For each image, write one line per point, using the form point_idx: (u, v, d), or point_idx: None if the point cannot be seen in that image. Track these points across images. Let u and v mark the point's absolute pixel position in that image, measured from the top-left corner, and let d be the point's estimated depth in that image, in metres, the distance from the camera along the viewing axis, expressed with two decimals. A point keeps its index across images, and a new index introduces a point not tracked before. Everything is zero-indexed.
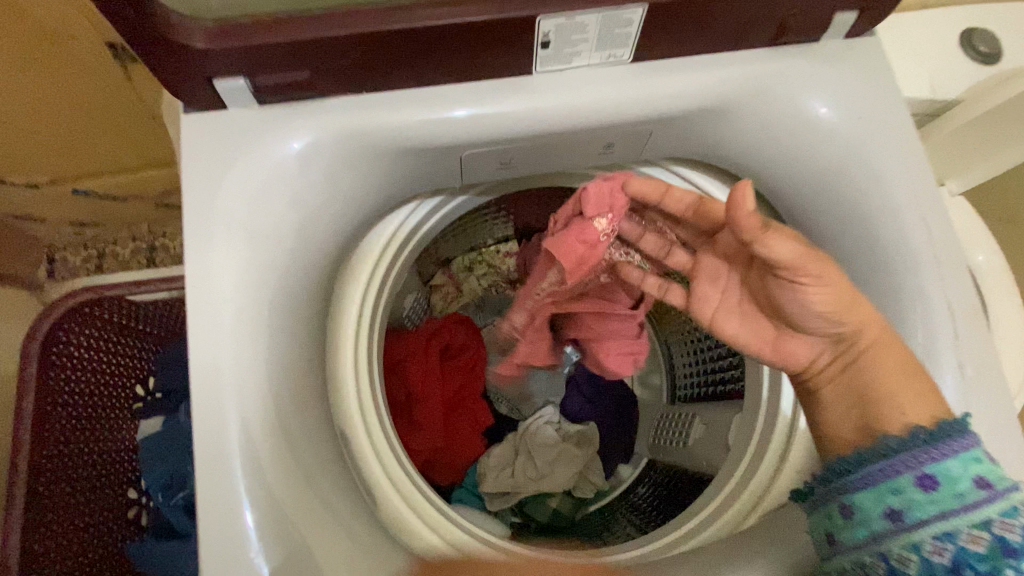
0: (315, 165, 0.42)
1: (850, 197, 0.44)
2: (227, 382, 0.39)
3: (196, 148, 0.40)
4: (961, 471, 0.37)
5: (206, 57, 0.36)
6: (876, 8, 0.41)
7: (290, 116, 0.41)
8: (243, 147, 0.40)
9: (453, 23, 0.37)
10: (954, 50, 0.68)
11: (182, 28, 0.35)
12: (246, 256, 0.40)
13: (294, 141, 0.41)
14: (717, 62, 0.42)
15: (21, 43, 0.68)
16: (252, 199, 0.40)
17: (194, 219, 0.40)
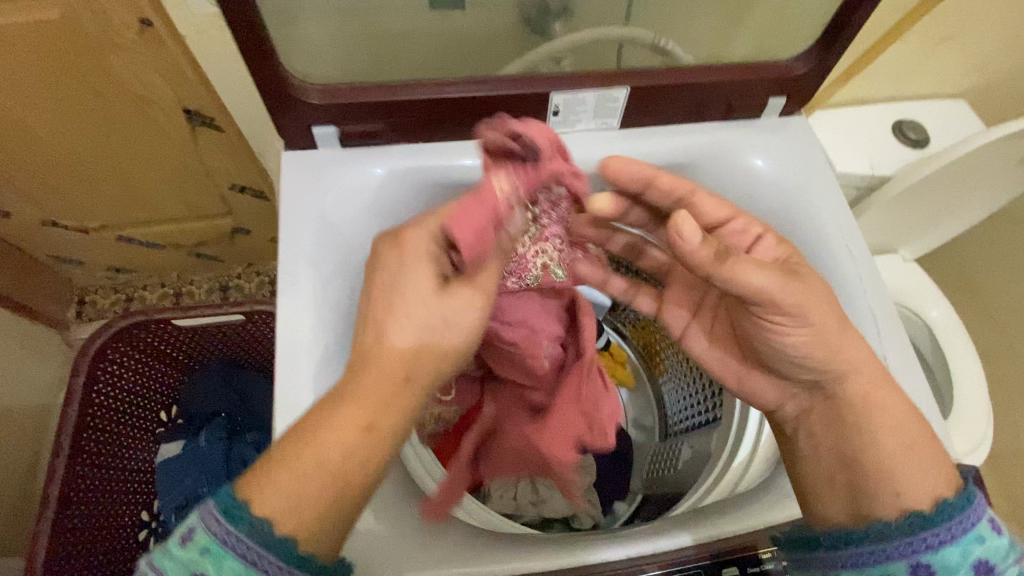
0: (388, 187, 0.53)
1: (786, 231, 0.53)
2: (306, 353, 0.46)
3: (288, 178, 0.51)
4: (959, 560, 0.36)
5: (316, 109, 0.48)
6: (803, 94, 0.54)
7: (369, 151, 0.53)
8: (332, 171, 0.52)
9: (491, 94, 0.49)
10: (884, 136, 0.83)
11: (300, 88, 0.47)
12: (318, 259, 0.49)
13: (374, 168, 0.52)
14: (685, 129, 0.54)
15: (114, 104, 0.82)
16: (337, 209, 0.51)
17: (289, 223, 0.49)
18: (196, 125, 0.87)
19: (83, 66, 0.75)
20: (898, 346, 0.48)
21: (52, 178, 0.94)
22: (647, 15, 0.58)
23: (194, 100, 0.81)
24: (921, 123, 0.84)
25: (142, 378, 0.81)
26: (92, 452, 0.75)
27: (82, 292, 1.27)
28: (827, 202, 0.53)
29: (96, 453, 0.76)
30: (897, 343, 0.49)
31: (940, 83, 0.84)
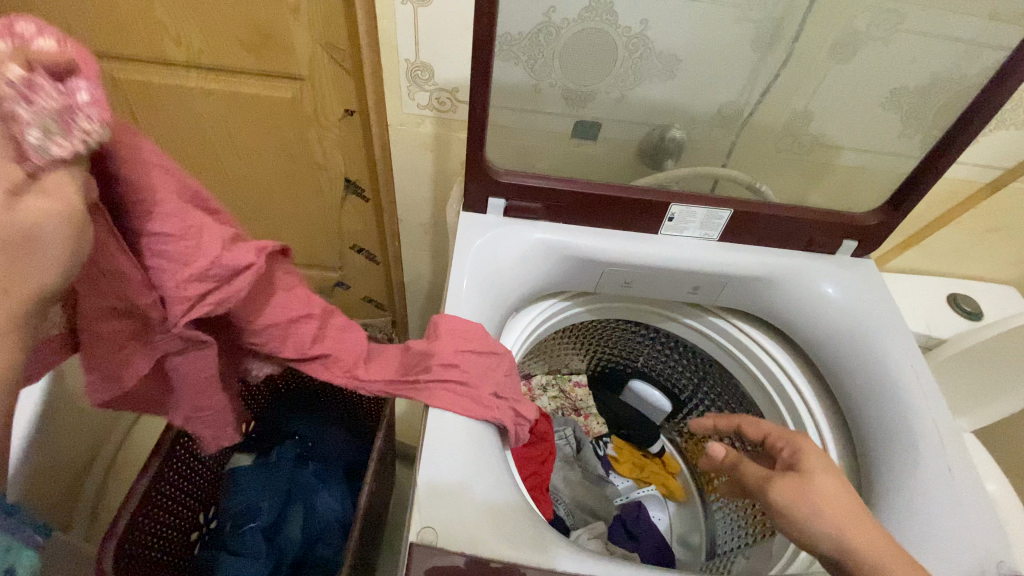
0: (545, 259, 0.61)
1: (854, 351, 0.59)
2: (433, 448, 0.46)
3: (457, 235, 0.59)
4: None
5: (497, 184, 0.60)
6: (873, 240, 0.65)
7: (526, 223, 0.61)
8: (506, 232, 0.60)
9: (627, 196, 0.60)
10: (944, 306, 0.91)
11: (493, 168, 0.59)
12: (476, 302, 0.55)
13: (539, 233, 0.61)
14: (772, 251, 0.64)
15: (294, 160, 1.02)
16: (516, 269, 0.59)
17: (455, 276, 0.56)
18: (348, 193, 1.07)
19: (286, 124, 0.96)
20: (964, 463, 0.50)
21: None
22: (741, 165, 0.74)
23: (356, 172, 1.02)
24: (973, 298, 0.92)
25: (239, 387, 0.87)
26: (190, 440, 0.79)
27: None
28: (889, 330, 0.59)
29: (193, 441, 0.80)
30: (962, 459, 0.50)
31: (989, 268, 0.95)
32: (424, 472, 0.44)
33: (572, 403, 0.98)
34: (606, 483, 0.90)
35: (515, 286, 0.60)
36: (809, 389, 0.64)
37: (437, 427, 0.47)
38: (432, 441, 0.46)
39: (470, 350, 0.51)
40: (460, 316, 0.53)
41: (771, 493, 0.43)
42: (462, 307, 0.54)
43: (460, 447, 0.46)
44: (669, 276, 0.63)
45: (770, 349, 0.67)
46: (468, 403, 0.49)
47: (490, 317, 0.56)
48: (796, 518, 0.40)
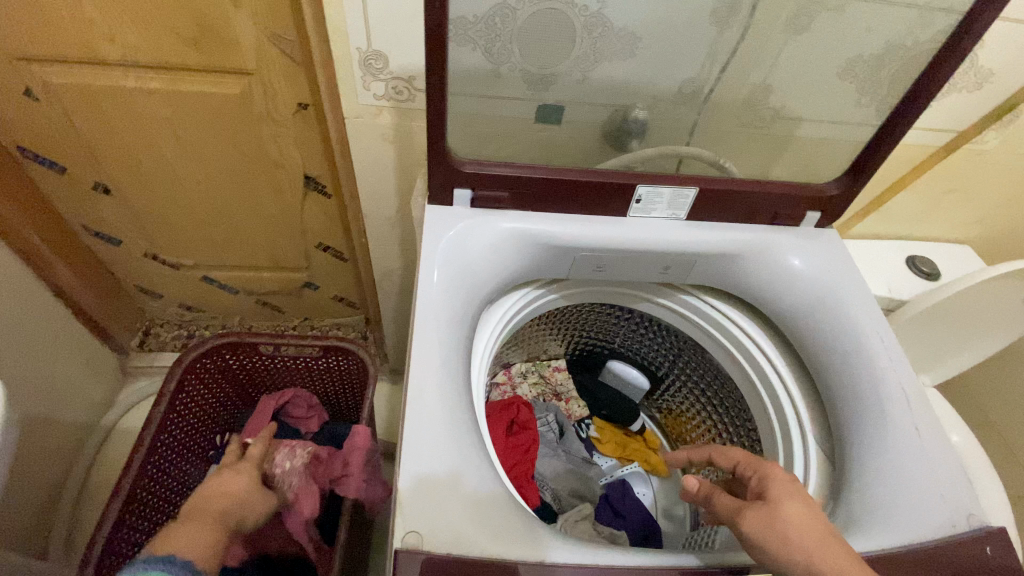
0: (512, 244, 0.59)
1: (825, 318, 0.60)
2: (413, 445, 0.44)
3: (425, 229, 0.57)
4: None
5: (461, 175, 0.57)
6: (835, 210, 0.65)
7: (492, 213, 0.60)
8: (472, 222, 0.58)
9: (594, 179, 0.59)
10: (904, 268, 0.94)
11: (456, 158, 0.57)
12: (445, 296, 0.54)
13: (504, 223, 0.59)
14: (740, 226, 0.65)
15: (250, 160, 0.98)
16: (485, 260, 0.58)
17: (425, 272, 0.54)
18: (308, 190, 1.04)
19: (236, 123, 0.92)
20: (929, 419, 0.52)
21: (166, 210, 1.08)
22: (705, 142, 0.74)
23: (315, 168, 0.99)
24: (931, 259, 0.96)
25: (211, 396, 0.86)
26: (161, 457, 0.76)
27: (149, 323, 1.35)
28: (853, 299, 0.60)
29: (165, 459, 0.77)
30: (926, 416, 0.52)
31: (946, 229, 0.98)
32: (406, 473, 0.43)
33: (553, 389, 0.98)
34: (590, 465, 0.90)
35: (487, 277, 0.58)
36: (781, 359, 0.65)
37: (417, 426, 0.45)
38: (412, 441, 0.45)
39: (438, 346, 0.50)
40: (433, 311, 0.52)
41: (743, 525, 0.43)
42: (435, 301, 0.53)
43: (442, 442, 0.45)
44: (639, 261, 0.64)
45: (741, 322, 0.68)
46: (445, 400, 0.47)
47: (465, 310, 0.55)
48: (765, 547, 0.41)
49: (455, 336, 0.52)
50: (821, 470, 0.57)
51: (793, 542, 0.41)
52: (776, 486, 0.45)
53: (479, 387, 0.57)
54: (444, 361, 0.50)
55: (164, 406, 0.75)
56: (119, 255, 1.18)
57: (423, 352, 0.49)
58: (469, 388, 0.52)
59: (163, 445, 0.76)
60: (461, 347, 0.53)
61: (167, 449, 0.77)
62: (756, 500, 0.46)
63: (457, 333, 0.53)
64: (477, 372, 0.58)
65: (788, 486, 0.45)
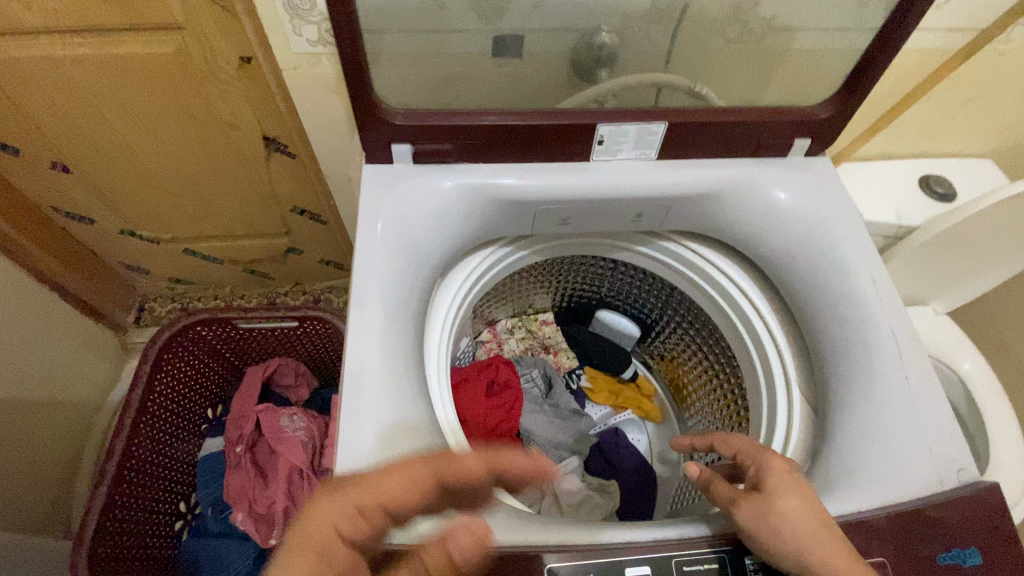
0: (460, 200, 0.53)
1: (813, 259, 0.55)
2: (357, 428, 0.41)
3: (363, 190, 0.51)
4: None
5: (396, 130, 0.50)
6: (826, 136, 0.58)
7: (438, 168, 0.53)
8: (414, 179, 0.52)
9: (549, 123, 0.52)
10: (916, 190, 0.85)
11: (387, 110, 0.50)
12: (389, 262, 0.49)
13: (446, 180, 0.53)
14: (719, 163, 0.58)
15: (207, 124, 0.92)
16: (433, 220, 0.52)
17: (364, 238, 0.49)
18: (271, 152, 0.98)
19: (181, 84, 0.85)
20: (921, 366, 0.48)
21: (132, 184, 1.04)
22: (685, 64, 0.65)
23: (274, 128, 0.93)
24: (946, 178, 0.87)
25: (193, 374, 0.85)
26: (147, 438, 0.76)
27: (142, 299, 1.35)
28: (843, 238, 0.55)
29: (151, 437, 0.77)
30: (918, 363, 0.48)
31: (966, 142, 0.88)
32: (342, 461, 0.40)
33: (540, 342, 0.96)
34: (580, 416, 0.88)
35: (438, 240, 0.52)
36: (767, 305, 0.61)
37: (354, 409, 0.42)
38: (349, 426, 0.41)
39: (380, 321, 0.46)
40: (374, 281, 0.47)
41: (735, 514, 0.42)
42: (377, 269, 0.48)
43: (386, 423, 0.42)
44: (610, 208, 0.58)
45: (725, 268, 0.63)
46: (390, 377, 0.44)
47: (415, 278, 0.50)
48: (760, 541, 0.40)
49: (404, 307, 0.48)
50: (804, 422, 0.54)
51: (785, 535, 0.39)
52: (782, 481, 0.42)
53: (438, 357, 0.55)
54: (385, 336, 0.45)
55: (141, 390, 0.75)
56: (96, 236, 1.16)
57: (363, 327, 0.45)
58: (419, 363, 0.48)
59: (147, 427, 0.76)
60: (410, 320, 0.49)
61: (153, 430, 0.77)
62: (750, 489, 0.43)
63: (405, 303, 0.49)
64: (437, 342, 0.55)
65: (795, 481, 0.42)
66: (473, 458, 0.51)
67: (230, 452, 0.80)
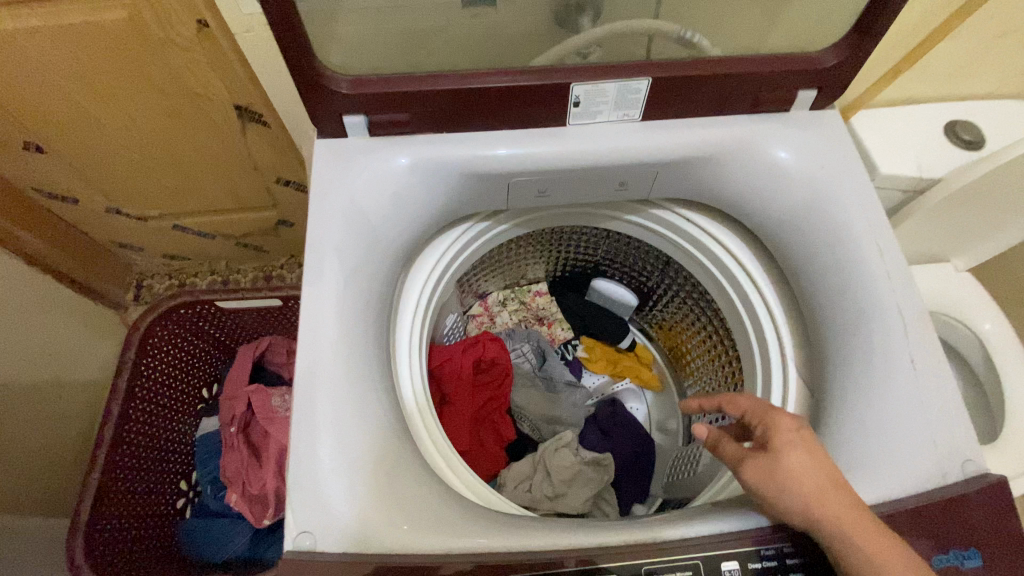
0: (419, 177, 0.48)
1: (815, 229, 0.50)
2: (311, 430, 0.40)
3: (316, 170, 0.47)
4: None
5: (346, 101, 0.45)
6: (834, 86, 0.51)
7: (396, 141, 0.49)
8: (369, 157, 0.48)
9: (517, 85, 0.47)
10: (941, 138, 0.78)
11: (333, 78, 0.44)
12: (346, 249, 0.45)
13: (402, 157, 0.48)
14: (711, 122, 0.52)
15: (177, 96, 0.88)
16: (393, 200, 0.48)
17: (316, 224, 0.45)
18: (246, 121, 0.94)
19: (141, 55, 0.80)
20: (929, 347, 0.44)
21: (109, 161, 1.01)
22: (678, 7, 0.58)
23: (245, 97, 0.88)
24: (976, 123, 0.79)
25: (184, 355, 0.84)
26: (139, 422, 0.77)
27: (140, 277, 1.35)
28: (849, 204, 0.49)
29: (142, 420, 0.77)
30: (926, 343, 0.44)
31: (1001, 81, 0.79)
32: (298, 461, 0.39)
33: (534, 314, 0.94)
34: (574, 388, 0.86)
35: (399, 222, 0.48)
36: (764, 278, 0.56)
37: (308, 416, 0.40)
38: (301, 434, 0.40)
39: (336, 316, 0.43)
40: (327, 272, 0.44)
41: (743, 475, 0.41)
42: (331, 257, 0.45)
43: (341, 423, 0.40)
44: (590, 177, 0.53)
45: (721, 237, 0.58)
46: (347, 375, 0.42)
47: (376, 265, 0.47)
48: (766, 498, 0.40)
49: (364, 299, 0.45)
50: (799, 404, 0.51)
51: (791, 491, 0.39)
52: (792, 437, 0.40)
53: (409, 345, 0.52)
54: (341, 334, 0.43)
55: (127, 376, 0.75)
56: (82, 214, 1.13)
57: (315, 323, 0.42)
58: (382, 355, 0.46)
59: (138, 412, 0.77)
60: (372, 312, 0.46)
61: (144, 414, 0.78)
62: (757, 449, 0.42)
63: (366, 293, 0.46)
64: (408, 329, 0.52)
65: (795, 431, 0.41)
66: (446, 451, 0.49)
67: (225, 432, 0.80)
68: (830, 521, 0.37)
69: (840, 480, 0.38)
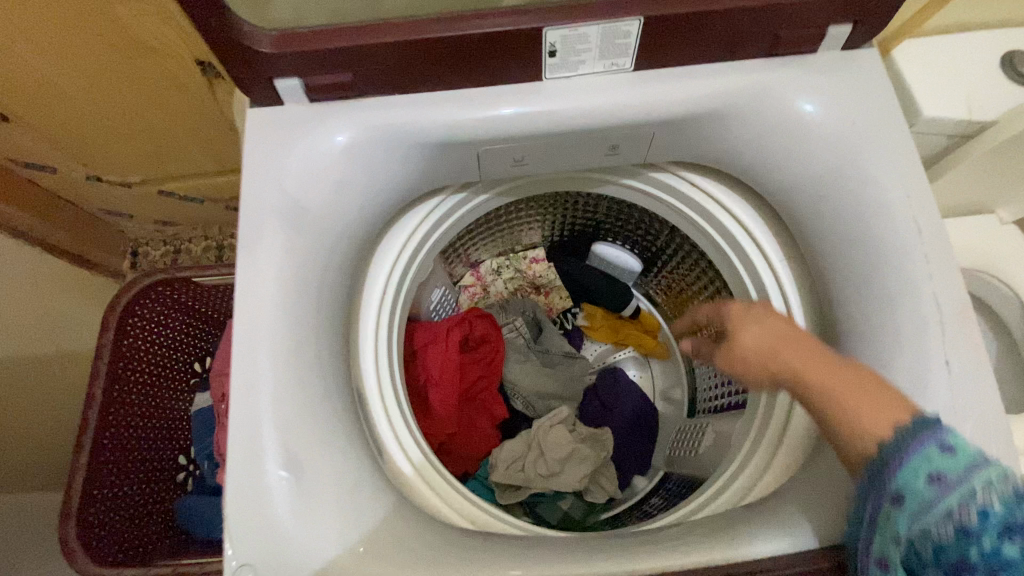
0: (360, 155, 0.42)
1: (846, 208, 0.44)
2: (256, 448, 0.37)
3: (246, 150, 0.41)
4: (915, 485, 0.34)
5: (272, 62, 0.38)
6: (873, 19, 0.42)
7: (336, 111, 0.42)
8: (305, 134, 0.41)
9: (478, 33, 0.38)
10: (1000, 70, 0.66)
11: (252, 34, 0.37)
12: (287, 241, 0.40)
13: (339, 134, 0.41)
14: (718, 70, 0.43)
15: (131, 53, 0.79)
16: (336, 183, 0.42)
17: (249, 218, 0.40)
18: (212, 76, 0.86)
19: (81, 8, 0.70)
20: (969, 342, 0.41)
21: (75, 127, 0.94)
22: None
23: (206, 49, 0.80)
24: None
25: (170, 332, 0.81)
26: (128, 403, 0.75)
27: (134, 244, 1.32)
28: (875, 180, 0.44)
29: (136, 404, 0.76)
30: (963, 337, 0.41)
31: None
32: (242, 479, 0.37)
33: (531, 282, 0.86)
34: (574, 359, 0.83)
35: (345, 208, 0.42)
36: (780, 255, 0.51)
37: (247, 431, 0.37)
38: (237, 450, 0.37)
39: (277, 323, 0.39)
40: (265, 273, 0.40)
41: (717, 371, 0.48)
42: (271, 253, 0.40)
43: (285, 439, 0.38)
44: (571, 146, 0.46)
45: (728, 207, 0.52)
46: (294, 386, 0.39)
47: (326, 259, 0.42)
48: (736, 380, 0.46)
49: (313, 298, 0.41)
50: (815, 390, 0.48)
51: (748, 359, 0.44)
52: (744, 312, 0.45)
53: (379, 335, 0.49)
54: (282, 342, 0.39)
55: (108, 358, 0.71)
56: (66, 183, 1.08)
57: (256, 331, 0.39)
58: (335, 357, 0.42)
59: (125, 393, 0.74)
60: (320, 312, 0.41)
61: (132, 394, 0.75)
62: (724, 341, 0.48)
63: (314, 291, 0.41)
64: (374, 318, 0.49)
65: (763, 310, 0.45)
66: (416, 452, 0.46)
67: (217, 410, 0.79)
68: (787, 372, 0.42)
69: (789, 336, 0.42)
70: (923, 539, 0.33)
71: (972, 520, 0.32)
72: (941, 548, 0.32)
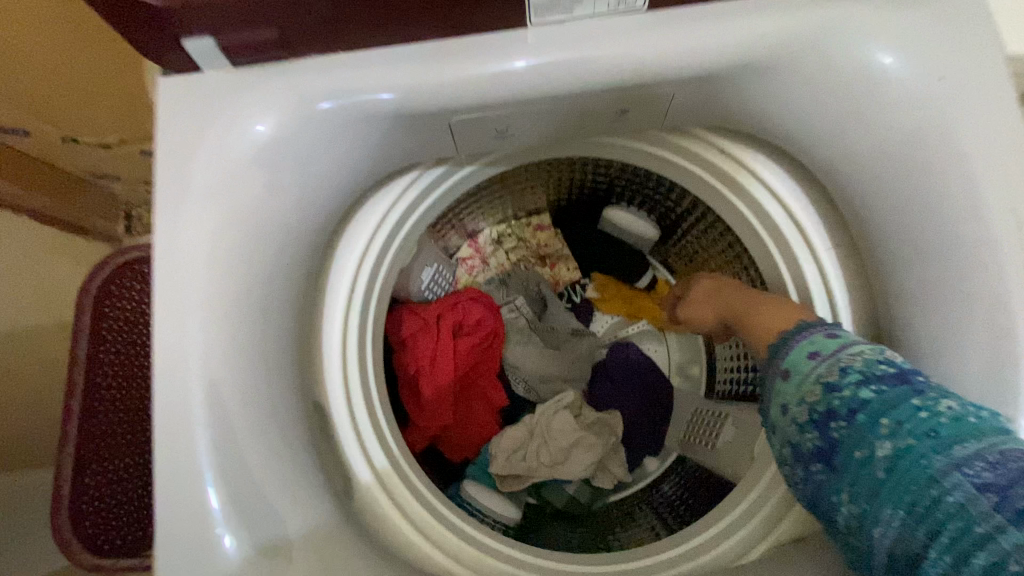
0: (291, 147, 0.35)
1: (932, 196, 0.37)
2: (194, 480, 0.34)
3: (158, 130, 0.34)
4: (799, 363, 0.41)
5: (178, 17, 0.30)
6: None
7: (264, 82, 0.34)
8: (224, 115, 0.34)
9: None
10: None
11: None
12: (214, 245, 0.34)
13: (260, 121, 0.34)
14: (744, 11, 0.35)
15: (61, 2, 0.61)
16: (266, 180, 0.35)
17: (166, 218, 0.34)
18: None
19: None
20: None
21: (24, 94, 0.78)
22: None
23: None
24: None
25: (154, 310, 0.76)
26: (116, 386, 0.71)
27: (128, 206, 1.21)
28: (947, 152, 0.36)
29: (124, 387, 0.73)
30: None
31: None
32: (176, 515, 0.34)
33: (536, 252, 0.79)
34: (580, 337, 0.77)
35: (284, 205, 0.36)
36: (828, 243, 0.44)
37: (177, 462, 0.34)
38: (161, 478, 0.34)
39: (206, 343, 0.34)
40: (189, 285, 0.34)
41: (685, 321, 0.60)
42: (195, 260, 0.34)
43: (223, 474, 0.34)
44: (561, 111, 0.38)
45: (767, 180, 0.44)
46: (232, 411, 0.35)
47: (264, 264, 0.36)
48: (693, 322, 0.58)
49: (251, 307, 0.36)
50: None
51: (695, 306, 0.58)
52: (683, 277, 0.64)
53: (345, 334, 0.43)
54: (212, 357, 0.34)
55: (86, 342, 0.68)
56: (23, 151, 0.94)
57: (184, 352, 0.34)
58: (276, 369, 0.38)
59: (111, 375, 0.71)
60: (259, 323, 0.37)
61: (118, 376, 0.72)
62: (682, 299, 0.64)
63: (252, 301, 0.36)
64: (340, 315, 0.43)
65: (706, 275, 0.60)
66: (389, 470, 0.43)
67: None
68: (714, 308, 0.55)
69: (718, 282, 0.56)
70: (812, 418, 0.39)
71: (834, 382, 0.39)
72: (813, 407, 0.39)
